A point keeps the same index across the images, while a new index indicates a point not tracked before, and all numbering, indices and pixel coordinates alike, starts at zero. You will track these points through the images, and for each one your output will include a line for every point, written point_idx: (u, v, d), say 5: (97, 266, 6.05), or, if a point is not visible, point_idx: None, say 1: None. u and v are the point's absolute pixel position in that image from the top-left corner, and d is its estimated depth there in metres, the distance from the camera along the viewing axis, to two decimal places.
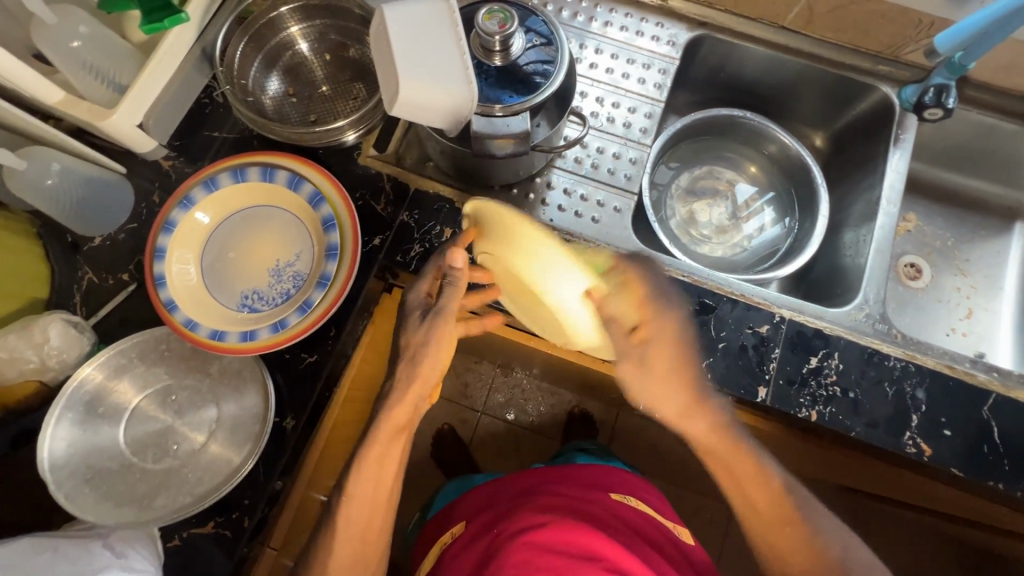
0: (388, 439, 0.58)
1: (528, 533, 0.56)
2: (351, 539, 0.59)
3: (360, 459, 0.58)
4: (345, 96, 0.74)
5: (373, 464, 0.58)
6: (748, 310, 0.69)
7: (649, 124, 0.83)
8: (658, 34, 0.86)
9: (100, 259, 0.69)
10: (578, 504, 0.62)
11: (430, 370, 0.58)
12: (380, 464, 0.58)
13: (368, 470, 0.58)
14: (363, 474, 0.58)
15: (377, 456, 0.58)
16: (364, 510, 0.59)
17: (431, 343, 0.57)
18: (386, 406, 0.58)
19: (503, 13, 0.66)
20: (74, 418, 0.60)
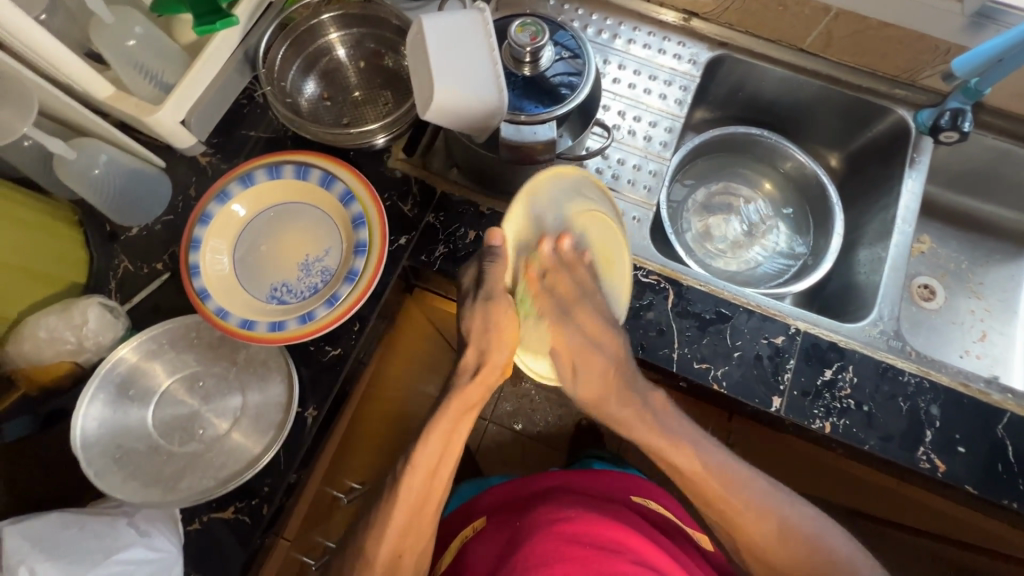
0: (456, 414, 0.64)
1: (556, 524, 0.57)
2: (406, 509, 0.62)
3: (430, 431, 0.63)
4: (378, 103, 0.77)
5: (439, 436, 0.63)
6: (764, 321, 0.70)
7: (669, 139, 0.86)
8: (680, 52, 0.89)
9: (136, 248, 0.72)
10: (602, 502, 0.64)
11: (495, 353, 0.64)
12: (447, 441, 0.63)
13: (437, 444, 0.63)
14: (424, 450, 0.62)
15: (448, 428, 0.63)
16: (422, 483, 0.62)
17: (490, 328, 0.63)
18: (460, 385, 0.64)
19: (534, 26, 0.69)
20: (106, 398, 0.62)
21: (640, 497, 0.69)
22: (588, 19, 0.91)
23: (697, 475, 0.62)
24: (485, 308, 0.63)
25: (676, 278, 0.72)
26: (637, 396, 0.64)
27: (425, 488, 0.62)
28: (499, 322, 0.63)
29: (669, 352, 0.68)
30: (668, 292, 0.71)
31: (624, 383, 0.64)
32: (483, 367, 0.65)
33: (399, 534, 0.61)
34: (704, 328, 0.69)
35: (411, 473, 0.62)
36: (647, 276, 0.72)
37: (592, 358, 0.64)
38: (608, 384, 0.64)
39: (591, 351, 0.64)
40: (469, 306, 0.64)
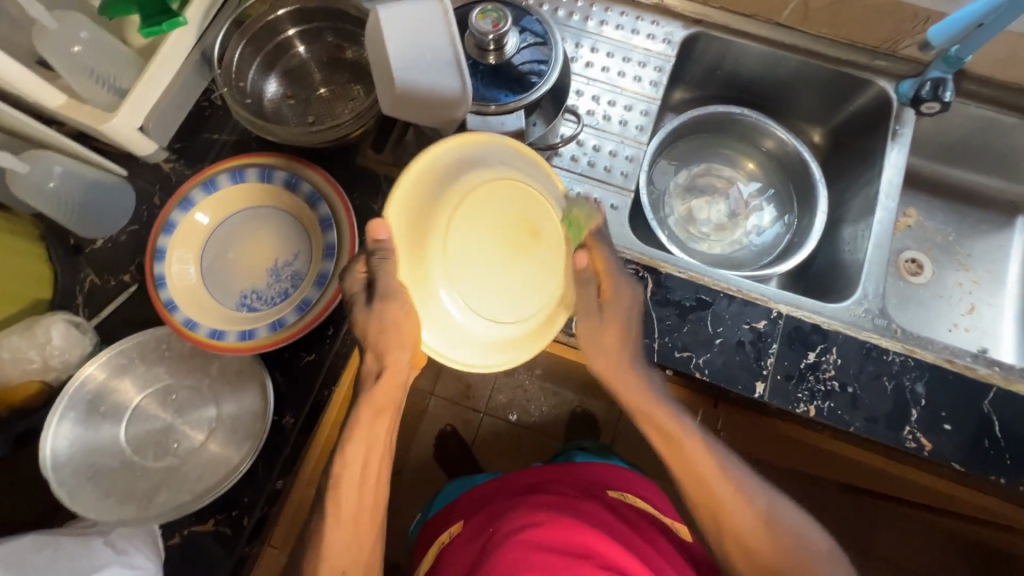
0: (373, 416, 0.63)
1: (522, 531, 0.57)
2: (346, 525, 0.61)
3: (348, 439, 0.62)
4: (342, 100, 0.74)
5: (359, 442, 0.62)
6: (746, 306, 0.69)
7: (646, 122, 0.83)
8: (654, 32, 0.87)
9: (102, 260, 0.70)
10: (570, 500, 0.63)
11: (398, 352, 0.62)
12: (366, 448, 0.62)
13: (355, 455, 0.62)
14: (351, 470, 0.62)
15: (365, 436, 0.62)
16: (357, 497, 0.62)
17: (392, 329, 0.61)
18: (366, 390, 0.63)
19: (496, 12, 0.66)
20: (76, 417, 0.61)
21: (618, 492, 0.69)
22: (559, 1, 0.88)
23: (688, 447, 0.63)
24: (382, 309, 0.60)
25: (655, 266, 0.70)
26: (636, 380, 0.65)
27: (358, 506, 0.62)
28: (401, 322, 0.61)
29: (650, 342, 0.67)
30: (647, 281, 0.69)
31: (632, 344, 0.65)
32: (386, 371, 0.63)
33: (343, 553, 0.61)
34: (685, 316, 0.68)
35: (337, 490, 0.61)
36: (626, 265, 0.70)
37: (621, 312, 0.63)
38: (624, 346, 0.64)
39: (629, 311, 0.63)
40: (360, 310, 0.60)
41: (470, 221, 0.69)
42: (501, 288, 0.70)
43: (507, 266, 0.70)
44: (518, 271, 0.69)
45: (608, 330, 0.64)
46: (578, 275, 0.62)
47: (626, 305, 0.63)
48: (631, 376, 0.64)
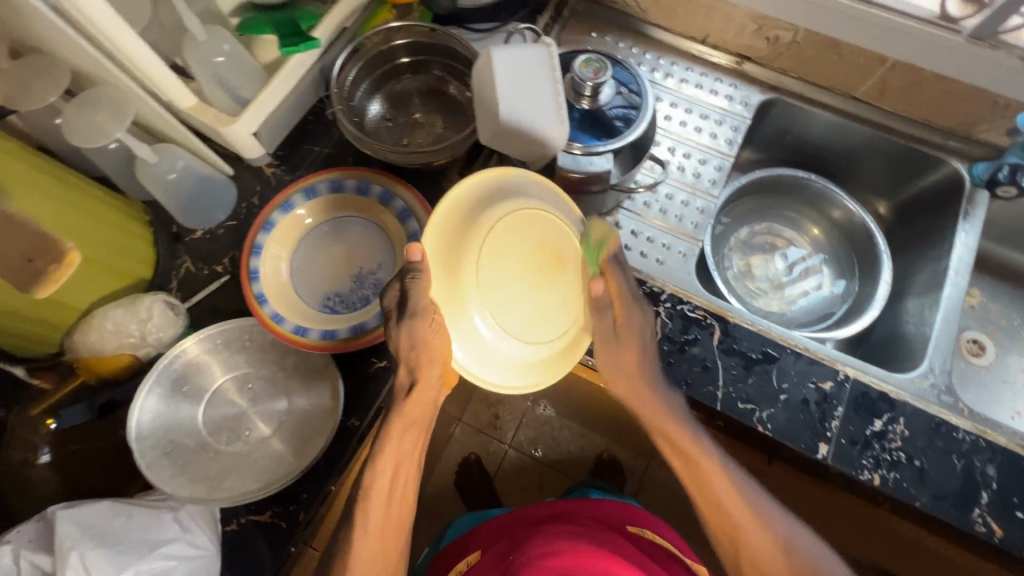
0: (401, 432, 0.64)
1: (544, 559, 0.57)
2: (374, 532, 0.63)
3: (377, 457, 0.63)
4: (438, 127, 0.79)
5: (391, 455, 0.64)
6: (812, 364, 0.69)
7: (719, 176, 0.87)
8: (731, 94, 0.91)
9: (198, 250, 0.75)
10: (593, 530, 0.63)
11: (427, 367, 0.62)
12: (393, 462, 0.64)
13: (383, 466, 0.63)
14: (377, 485, 0.63)
15: (393, 452, 0.64)
16: (384, 510, 0.63)
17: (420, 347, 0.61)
18: (397, 407, 0.64)
19: (598, 62, 0.71)
20: (162, 393, 0.63)
21: (637, 527, 0.68)
22: (642, 57, 0.93)
23: (704, 465, 0.65)
24: (410, 324, 0.60)
25: (723, 315, 0.71)
26: (658, 392, 0.64)
27: (388, 517, 0.63)
28: (432, 339, 0.61)
29: (713, 390, 0.68)
30: (714, 328, 0.70)
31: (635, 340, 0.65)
32: (416, 383, 0.63)
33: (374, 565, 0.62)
34: (750, 367, 0.69)
35: (369, 501, 0.62)
36: (694, 311, 0.71)
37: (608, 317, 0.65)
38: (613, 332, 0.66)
39: (640, 330, 0.63)
40: (392, 325, 0.61)
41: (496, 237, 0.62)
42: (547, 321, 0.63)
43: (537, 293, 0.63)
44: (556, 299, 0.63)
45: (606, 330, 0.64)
46: (598, 302, 0.61)
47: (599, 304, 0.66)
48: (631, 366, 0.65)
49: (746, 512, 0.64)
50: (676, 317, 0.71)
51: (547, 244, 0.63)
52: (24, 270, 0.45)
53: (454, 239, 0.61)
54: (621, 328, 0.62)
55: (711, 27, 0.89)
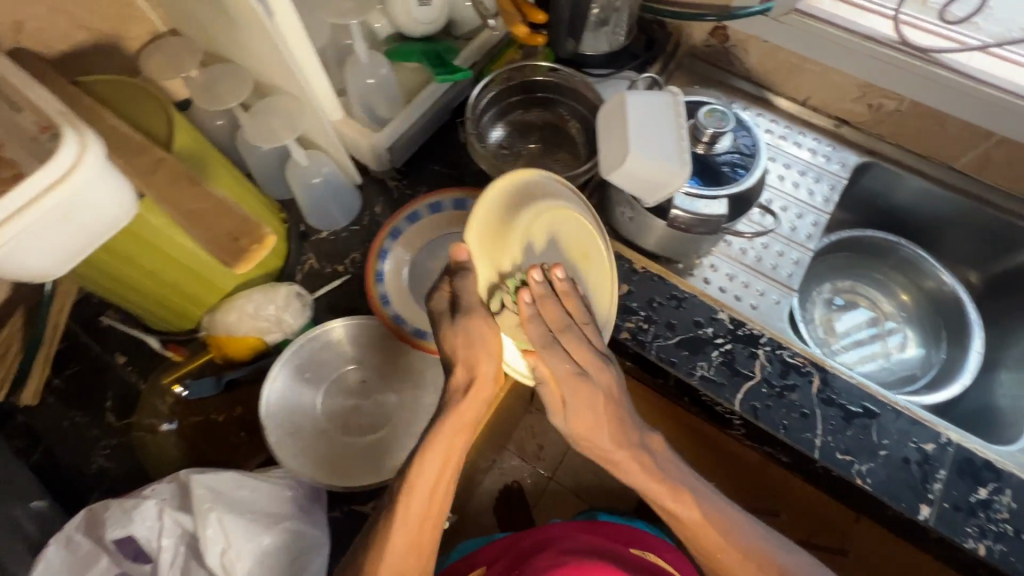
0: (456, 432, 0.59)
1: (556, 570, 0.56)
2: (407, 533, 0.56)
3: (425, 451, 0.57)
4: (554, 158, 0.85)
5: (445, 459, 0.58)
6: (913, 424, 0.69)
7: (815, 231, 0.89)
8: (829, 154, 0.94)
9: (322, 249, 0.80)
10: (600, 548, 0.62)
11: (486, 363, 0.59)
12: (441, 467, 0.58)
13: (434, 470, 0.58)
14: (432, 495, 0.58)
15: (445, 449, 0.58)
16: (428, 521, 0.58)
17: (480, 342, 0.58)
18: (452, 402, 0.59)
19: (721, 112, 0.75)
20: (289, 376, 0.67)
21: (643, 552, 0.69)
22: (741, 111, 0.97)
23: (704, 533, 0.59)
24: (464, 323, 0.58)
25: (823, 364, 0.73)
26: (634, 437, 0.61)
27: (423, 525, 0.57)
28: (487, 339, 0.59)
29: (811, 437, 0.68)
30: (814, 376, 0.71)
31: (615, 428, 0.60)
32: (476, 377, 0.59)
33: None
34: (849, 419, 0.69)
35: (409, 504, 0.56)
36: (794, 357, 0.73)
37: (586, 407, 0.60)
38: (608, 424, 0.60)
39: (595, 392, 0.59)
40: (446, 325, 0.60)
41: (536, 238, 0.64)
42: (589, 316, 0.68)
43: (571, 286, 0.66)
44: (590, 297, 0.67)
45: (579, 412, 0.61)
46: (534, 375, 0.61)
47: (586, 404, 0.60)
48: (620, 453, 0.60)
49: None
50: (776, 362, 0.72)
51: (576, 241, 0.66)
52: (228, 246, 0.50)
53: (496, 232, 0.61)
54: (587, 372, 0.60)
55: (814, 90, 0.93)
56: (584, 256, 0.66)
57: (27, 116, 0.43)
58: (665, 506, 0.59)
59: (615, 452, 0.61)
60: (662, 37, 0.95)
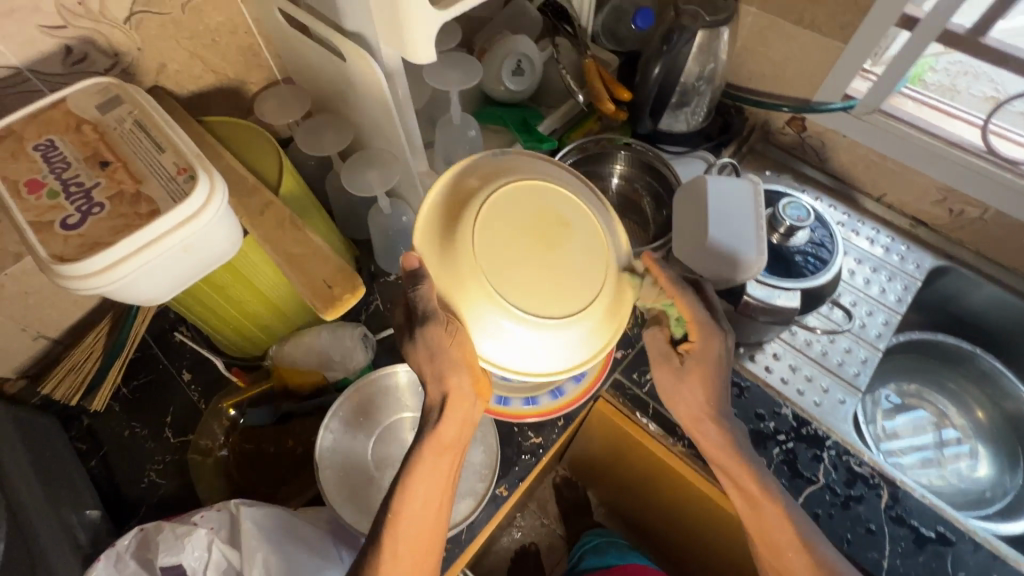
0: (434, 454, 0.55)
1: None
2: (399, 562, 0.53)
3: (410, 479, 0.55)
4: (622, 231, 0.87)
5: (424, 491, 0.55)
6: (993, 559, 0.64)
7: (885, 331, 0.86)
8: (904, 254, 0.92)
9: (389, 291, 0.82)
10: None
11: (456, 378, 0.54)
12: (424, 494, 0.55)
13: (416, 504, 0.54)
14: (415, 531, 0.54)
15: (428, 475, 0.55)
16: (413, 562, 0.54)
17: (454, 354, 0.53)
18: (429, 425, 0.56)
19: (800, 206, 0.75)
20: (343, 420, 0.68)
21: None
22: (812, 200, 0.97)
23: (773, 522, 0.59)
24: (424, 332, 0.53)
25: (893, 478, 0.68)
26: (725, 418, 0.63)
27: (406, 561, 0.54)
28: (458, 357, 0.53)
29: (878, 557, 0.64)
30: (883, 490, 0.67)
31: (716, 404, 0.63)
32: (448, 394, 0.55)
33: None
34: (921, 544, 0.64)
35: (395, 538, 0.53)
36: (862, 466, 0.69)
37: (707, 367, 0.62)
38: (709, 394, 0.63)
39: (717, 364, 0.62)
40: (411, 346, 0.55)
41: (491, 212, 0.52)
42: (576, 282, 0.53)
43: (548, 258, 0.52)
44: (578, 262, 0.53)
45: (690, 385, 0.63)
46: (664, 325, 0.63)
47: (699, 385, 0.63)
48: (710, 422, 0.63)
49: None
50: (842, 468, 0.69)
51: (537, 208, 0.53)
52: (322, 292, 0.53)
53: (442, 231, 0.52)
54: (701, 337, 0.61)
55: (892, 188, 0.92)
56: (547, 221, 0.53)
57: (168, 156, 0.47)
58: (749, 494, 0.60)
59: (704, 421, 0.63)
60: (738, 122, 0.96)
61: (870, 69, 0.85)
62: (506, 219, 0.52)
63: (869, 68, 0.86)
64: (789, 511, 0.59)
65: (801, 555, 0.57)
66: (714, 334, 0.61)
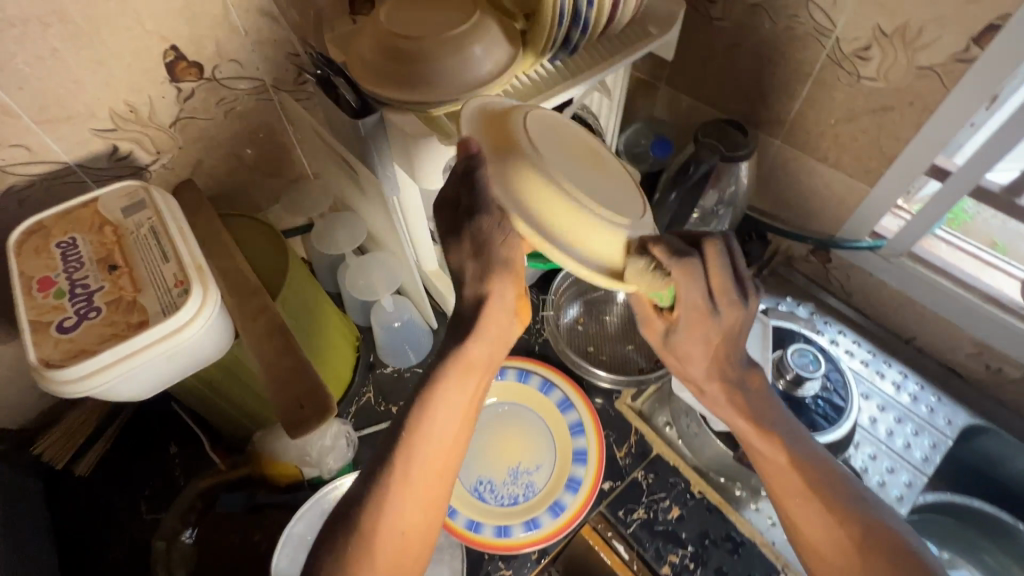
0: (458, 374, 0.53)
1: None
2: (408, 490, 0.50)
3: (432, 402, 0.52)
4: (627, 348, 0.84)
5: (443, 419, 0.52)
6: None
7: (908, 494, 0.80)
8: (934, 405, 0.85)
9: (383, 384, 0.82)
10: None
11: (496, 296, 0.53)
12: (459, 379, 0.53)
13: (433, 428, 0.52)
14: (440, 449, 0.52)
15: (447, 398, 0.52)
16: (433, 466, 0.52)
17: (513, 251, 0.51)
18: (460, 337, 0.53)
19: (810, 353, 0.72)
20: (294, 545, 0.65)
21: None
22: (834, 334, 0.92)
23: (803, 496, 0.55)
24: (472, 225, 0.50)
25: None
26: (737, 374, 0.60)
27: (423, 485, 0.51)
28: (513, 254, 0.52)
29: None
30: None
31: (724, 370, 0.60)
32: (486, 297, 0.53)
33: (402, 518, 0.50)
34: None
35: (409, 463, 0.50)
36: None
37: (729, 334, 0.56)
38: (709, 360, 0.60)
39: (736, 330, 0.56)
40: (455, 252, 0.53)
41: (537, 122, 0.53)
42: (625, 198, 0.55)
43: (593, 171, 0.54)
44: (620, 181, 0.56)
45: (693, 343, 0.58)
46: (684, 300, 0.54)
47: (703, 349, 0.59)
48: (711, 386, 0.61)
49: (841, 538, 0.53)
50: None
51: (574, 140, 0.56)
52: (294, 414, 0.52)
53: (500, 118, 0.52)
54: (720, 313, 0.54)
55: (925, 331, 0.86)
56: (587, 157, 0.55)
57: (170, 267, 0.50)
58: (755, 444, 0.59)
59: (706, 383, 0.62)
60: (756, 248, 0.94)
61: (904, 205, 0.82)
62: (554, 132, 0.54)
63: (902, 204, 0.82)
64: (822, 484, 0.55)
65: (828, 513, 0.54)
66: (696, 265, 0.50)
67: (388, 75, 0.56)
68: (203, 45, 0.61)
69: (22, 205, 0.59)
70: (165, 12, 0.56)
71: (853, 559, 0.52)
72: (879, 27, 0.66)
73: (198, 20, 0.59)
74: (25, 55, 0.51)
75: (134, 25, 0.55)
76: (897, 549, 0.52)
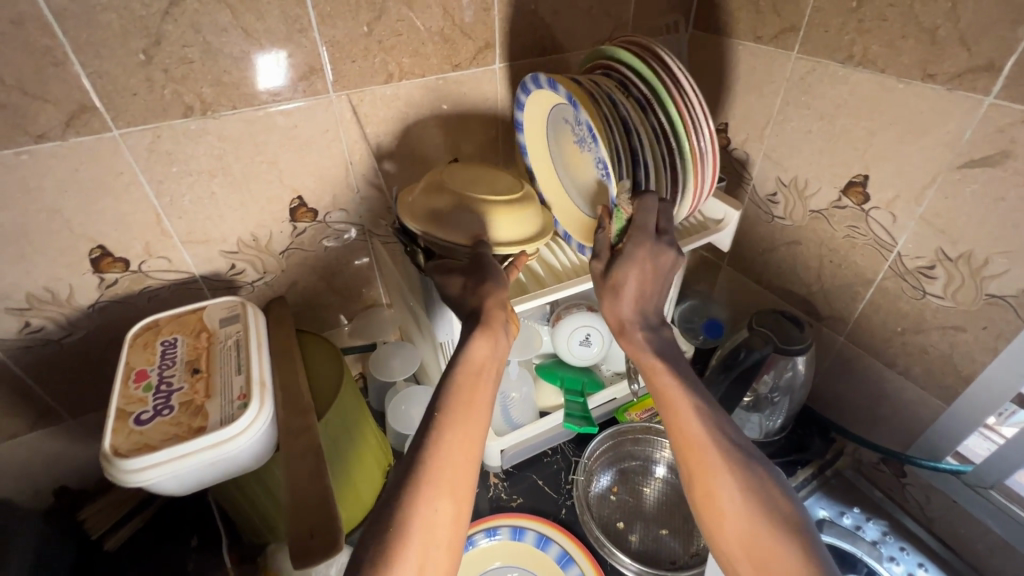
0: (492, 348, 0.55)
1: None
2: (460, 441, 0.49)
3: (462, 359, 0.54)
4: (661, 531, 0.78)
5: (458, 410, 0.51)
6: None
7: None
8: None
9: None
10: None
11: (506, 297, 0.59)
12: (475, 373, 0.53)
13: (453, 418, 0.50)
14: (454, 426, 0.49)
15: (479, 368, 0.54)
16: (457, 451, 0.48)
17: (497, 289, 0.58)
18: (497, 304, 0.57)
19: None
20: None
21: None
22: (913, 566, 0.77)
23: (682, 421, 0.54)
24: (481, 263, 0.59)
25: None
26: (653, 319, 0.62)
27: (449, 469, 0.47)
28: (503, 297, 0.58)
29: None
30: None
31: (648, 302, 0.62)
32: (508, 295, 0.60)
33: (435, 501, 0.45)
34: None
35: (457, 404, 0.51)
36: None
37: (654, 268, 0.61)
38: (638, 294, 0.61)
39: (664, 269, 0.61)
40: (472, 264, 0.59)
41: (539, 149, 0.79)
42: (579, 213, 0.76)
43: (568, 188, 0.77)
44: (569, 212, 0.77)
45: (631, 270, 0.61)
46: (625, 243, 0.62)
47: (637, 275, 0.61)
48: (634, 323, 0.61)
49: (718, 466, 0.51)
50: None
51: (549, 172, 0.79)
52: (302, 543, 0.52)
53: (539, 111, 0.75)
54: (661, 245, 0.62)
55: None
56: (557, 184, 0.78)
57: (239, 380, 0.57)
58: (654, 377, 0.58)
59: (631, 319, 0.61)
60: (818, 444, 0.89)
61: (995, 425, 0.71)
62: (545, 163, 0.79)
63: (993, 425, 0.71)
64: (712, 421, 0.54)
65: (722, 468, 0.51)
66: (652, 205, 0.62)
67: (424, 213, 0.64)
68: (323, 197, 0.75)
69: (150, 301, 0.71)
70: (301, 172, 0.71)
71: (731, 511, 0.49)
72: (941, 250, 0.67)
73: (324, 178, 0.73)
74: (192, 195, 0.66)
75: (276, 179, 0.70)
76: (768, 497, 0.49)
